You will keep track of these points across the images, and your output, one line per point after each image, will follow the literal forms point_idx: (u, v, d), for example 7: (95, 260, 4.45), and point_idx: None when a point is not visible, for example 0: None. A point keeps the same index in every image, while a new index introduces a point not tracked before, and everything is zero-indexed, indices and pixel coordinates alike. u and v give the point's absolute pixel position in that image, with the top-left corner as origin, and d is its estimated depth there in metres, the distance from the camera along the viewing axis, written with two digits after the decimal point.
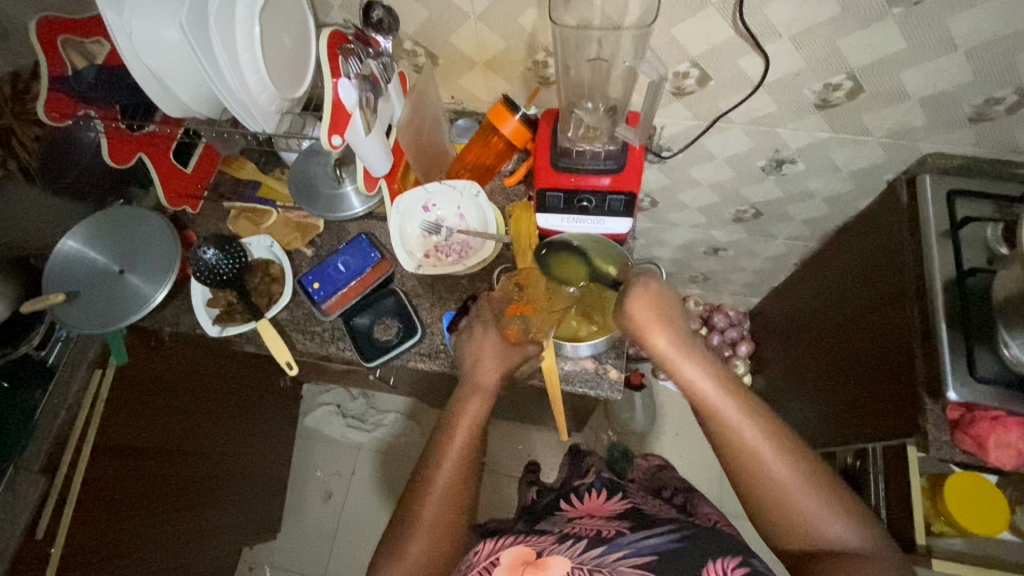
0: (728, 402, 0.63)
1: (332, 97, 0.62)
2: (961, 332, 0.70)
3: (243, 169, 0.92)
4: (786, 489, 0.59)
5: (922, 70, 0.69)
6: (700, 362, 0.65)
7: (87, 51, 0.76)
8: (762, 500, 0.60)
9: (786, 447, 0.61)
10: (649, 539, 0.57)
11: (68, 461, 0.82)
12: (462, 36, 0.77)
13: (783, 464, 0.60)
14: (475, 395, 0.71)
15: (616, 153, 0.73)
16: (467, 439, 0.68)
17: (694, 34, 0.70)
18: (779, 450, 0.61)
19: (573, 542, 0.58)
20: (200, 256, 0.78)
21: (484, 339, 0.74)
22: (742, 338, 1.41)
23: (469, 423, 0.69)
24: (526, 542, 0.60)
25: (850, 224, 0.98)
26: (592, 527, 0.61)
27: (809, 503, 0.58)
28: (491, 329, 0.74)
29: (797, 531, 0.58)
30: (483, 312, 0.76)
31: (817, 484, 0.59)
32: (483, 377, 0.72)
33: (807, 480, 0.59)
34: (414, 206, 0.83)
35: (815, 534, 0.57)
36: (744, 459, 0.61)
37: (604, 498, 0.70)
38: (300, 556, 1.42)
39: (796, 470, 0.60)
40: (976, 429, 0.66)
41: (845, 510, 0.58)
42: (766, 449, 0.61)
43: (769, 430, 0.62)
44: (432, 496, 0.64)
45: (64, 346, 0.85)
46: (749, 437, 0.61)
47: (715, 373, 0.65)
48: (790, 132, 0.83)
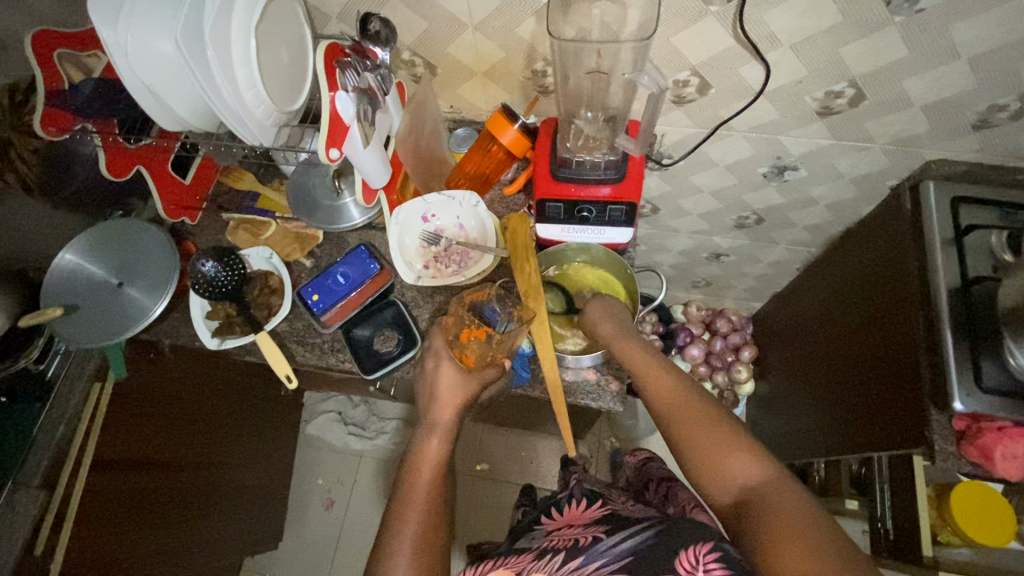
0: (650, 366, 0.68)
1: (329, 111, 0.61)
2: (966, 342, 0.70)
3: (242, 180, 0.90)
4: (694, 436, 0.59)
5: (926, 78, 0.68)
6: (632, 340, 0.71)
7: (85, 65, 0.76)
8: (688, 457, 0.60)
9: (703, 402, 0.62)
10: (623, 542, 0.55)
11: (67, 475, 0.82)
12: (461, 46, 0.76)
13: (702, 417, 0.61)
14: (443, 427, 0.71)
15: (616, 163, 0.72)
16: (435, 476, 0.65)
17: (695, 43, 0.69)
18: (695, 403, 0.62)
19: (551, 556, 0.58)
20: (199, 269, 0.78)
21: (440, 367, 0.72)
22: (745, 343, 1.37)
23: (433, 459, 0.66)
24: (505, 566, 0.60)
25: (854, 230, 0.98)
26: (570, 538, 0.60)
27: (719, 442, 0.58)
28: (444, 359, 0.73)
29: (712, 476, 0.57)
30: (435, 343, 0.74)
31: (734, 432, 0.58)
32: (442, 412, 0.70)
33: (721, 424, 0.59)
34: (413, 217, 0.82)
35: (730, 479, 0.56)
36: (666, 419, 0.63)
37: (584, 507, 0.69)
38: (302, 565, 1.42)
39: (713, 419, 0.60)
40: (982, 441, 0.66)
41: (754, 448, 0.57)
42: (683, 404, 0.63)
43: (685, 385, 0.65)
44: (412, 518, 0.61)
45: (62, 360, 0.84)
46: (668, 393, 0.65)
47: (651, 350, 0.70)
48: (792, 140, 0.82)
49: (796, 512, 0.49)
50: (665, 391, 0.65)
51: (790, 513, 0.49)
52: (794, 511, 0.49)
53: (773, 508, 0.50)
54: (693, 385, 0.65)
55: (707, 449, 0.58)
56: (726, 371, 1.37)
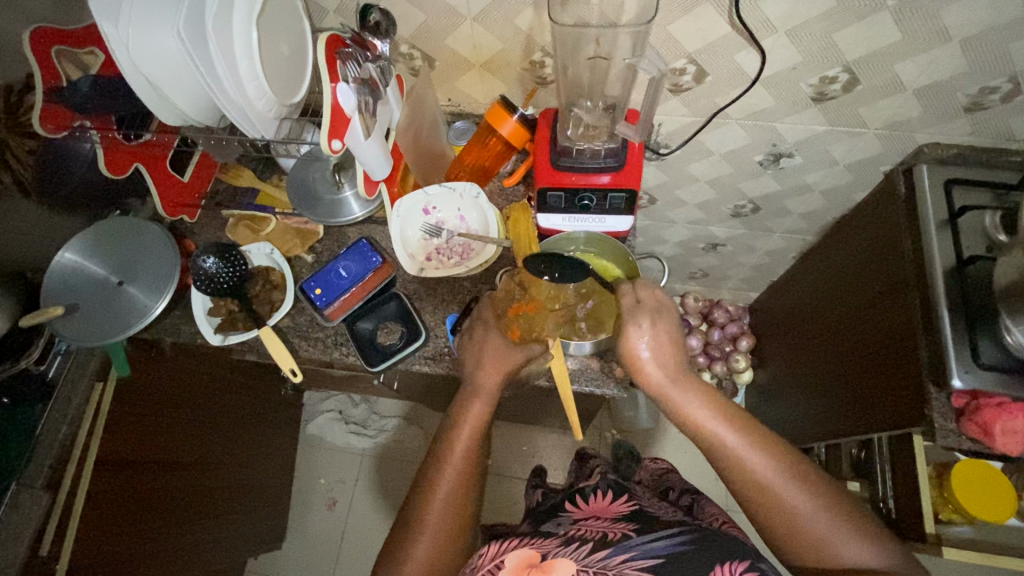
0: (730, 434, 0.62)
1: (331, 103, 0.62)
2: (963, 320, 0.71)
3: (241, 176, 0.91)
4: (800, 520, 0.58)
5: (918, 61, 0.69)
6: (709, 400, 0.65)
7: (82, 62, 0.76)
8: (782, 533, 0.59)
9: (795, 471, 0.60)
10: (657, 541, 0.57)
11: (70, 476, 0.81)
12: (459, 38, 0.77)
13: (803, 499, 0.58)
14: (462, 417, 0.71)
15: (616, 151, 0.73)
16: (467, 458, 0.66)
17: (692, 30, 0.70)
18: (789, 477, 0.60)
19: (577, 544, 0.58)
20: (199, 265, 0.78)
21: (486, 337, 0.73)
22: (743, 333, 1.40)
23: (474, 425, 0.69)
24: (530, 546, 0.60)
25: (849, 216, 0.99)
26: (598, 530, 0.61)
27: (826, 528, 0.57)
28: (493, 329, 0.73)
29: (815, 556, 0.57)
30: (483, 314, 0.75)
31: (834, 507, 0.58)
32: (487, 379, 0.71)
33: (827, 504, 0.58)
34: (415, 209, 0.82)
35: (833, 560, 0.56)
36: (757, 494, 0.60)
37: (609, 500, 0.70)
38: (305, 566, 1.41)
39: (820, 502, 0.58)
40: (981, 416, 0.67)
41: (860, 531, 0.57)
42: (783, 482, 0.59)
43: (770, 452, 0.61)
44: (437, 500, 0.64)
45: (64, 359, 0.84)
46: (755, 466, 0.60)
47: (727, 412, 0.64)
48: (787, 127, 0.83)
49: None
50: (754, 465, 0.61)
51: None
52: None
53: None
54: (778, 449, 0.62)
55: (815, 537, 0.57)
56: (724, 362, 1.38)
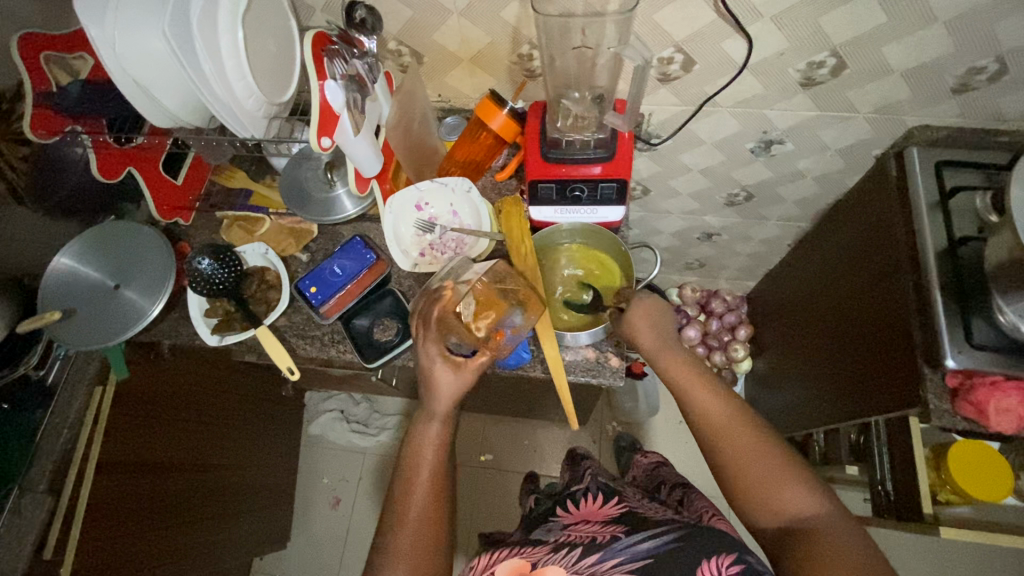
0: (697, 387, 0.68)
1: (320, 101, 0.62)
2: (956, 302, 0.71)
3: (234, 177, 0.92)
4: (747, 463, 0.62)
5: (905, 44, 0.70)
6: (680, 361, 0.70)
7: (71, 66, 0.76)
8: (738, 483, 0.62)
9: (753, 424, 0.65)
10: (643, 543, 0.57)
11: (72, 478, 0.81)
12: (446, 33, 0.77)
13: (757, 447, 0.62)
14: (437, 422, 0.69)
15: (606, 141, 0.74)
16: (436, 467, 0.67)
17: (677, 19, 0.70)
18: (746, 427, 0.64)
19: (568, 550, 0.59)
20: (195, 266, 0.78)
21: (434, 365, 0.68)
22: (741, 322, 1.40)
23: (437, 444, 0.68)
24: (519, 555, 0.61)
25: (842, 201, 0.99)
26: (589, 534, 0.62)
27: (774, 474, 0.60)
28: (439, 355, 0.69)
29: (763, 502, 0.60)
30: (427, 346, 0.69)
31: (789, 465, 0.61)
32: (438, 403, 0.68)
33: (777, 458, 0.61)
34: (407, 206, 0.82)
35: (780, 506, 0.59)
36: (718, 442, 0.64)
37: (600, 503, 0.70)
38: (311, 565, 1.42)
39: (778, 459, 0.61)
40: (974, 396, 0.68)
41: (806, 484, 0.59)
42: (740, 432, 0.64)
43: (731, 408, 0.66)
44: (411, 517, 0.63)
45: (63, 363, 0.85)
46: (716, 413, 0.66)
47: (701, 373, 0.69)
48: (777, 113, 0.84)
49: (846, 546, 0.52)
50: (716, 416, 0.66)
51: (838, 545, 0.52)
52: (837, 545, 0.52)
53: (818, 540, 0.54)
54: (739, 402, 0.67)
55: (762, 479, 0.60)
56: (723, 351, 1.39)
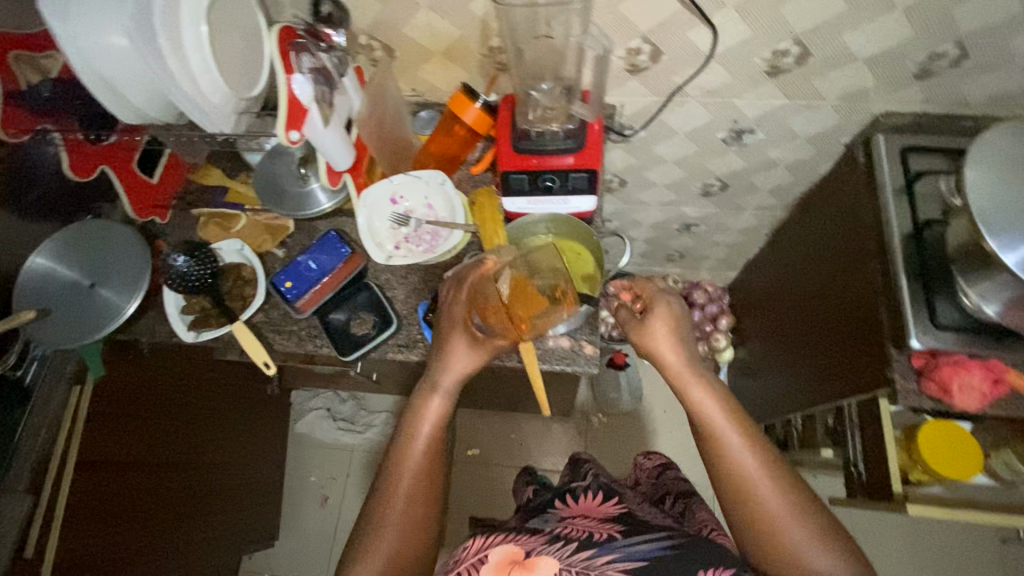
0: (733, 432, 0.63)
1: (287, 94, 0.63)
2: (920, 283, 0.73)
3: (211, 176, 0.92)
4: (777, 522, 0.57)
5: (866, 30, 0.71)
6: (710, 405, 0.65)
7: (40, 65, 0.75)
8: (759, 542, 0.58)
9: (784, 476, 0.60)
10: (640, 544, 0.58)
11: (52, 477, 0.82)
12: (416, 27, 0.77)
13: (791, 506, 0.58)
14: (438, 395, 0.69)
15: (575, 132, 0.75)
16: (431, 447, 0.67)
17: (642, 9, 0.71)
18: (781, 482, 0.60)
19: (563, 543, 0.60)
20: (171, 264, 0.80)
21: (452, 336, 0.70)
22: (722, 312, 1.41)
23: (433, 421, 0.68)
24: (515, 542, 0.61)
25: (815, 189, 1.00)
26: (584, 530, 0.62)
27: (805, 537, 0.56)
28: (460, 329, 0.70)
29: (788, 563, 0.56)
30: (454, 307, 0.71)
31: (820, 522, 0.58)
32: (444, 379, 0.69)
33: (796, 508, 0.58)
34: (382, 199, 0.83)
35: (803, 568, 0.56)
36: (743, 494, 0.60)
37: (599, 500, 0.71)
38: (300, 562, 1.42)
39: (799, 510, 0.58)
40: (939, 374, 0.70)
41: (831, 542, 0.57)
42: (773, 488, 0.59)
43: (765, 458, 0.61)
44: (401, 492, 0.63)
45: (40, 365, 0.84)
46: (750, 463, 0.61)
47: (735, 416, 0.64)
48: (746, 102, 0.85)
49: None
50: (746, 466, 0.61)
51: None
52: None
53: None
54: (772, 451, 0.62)
55: (791, 541, 0.57)
56: (705, 341, 1.40)
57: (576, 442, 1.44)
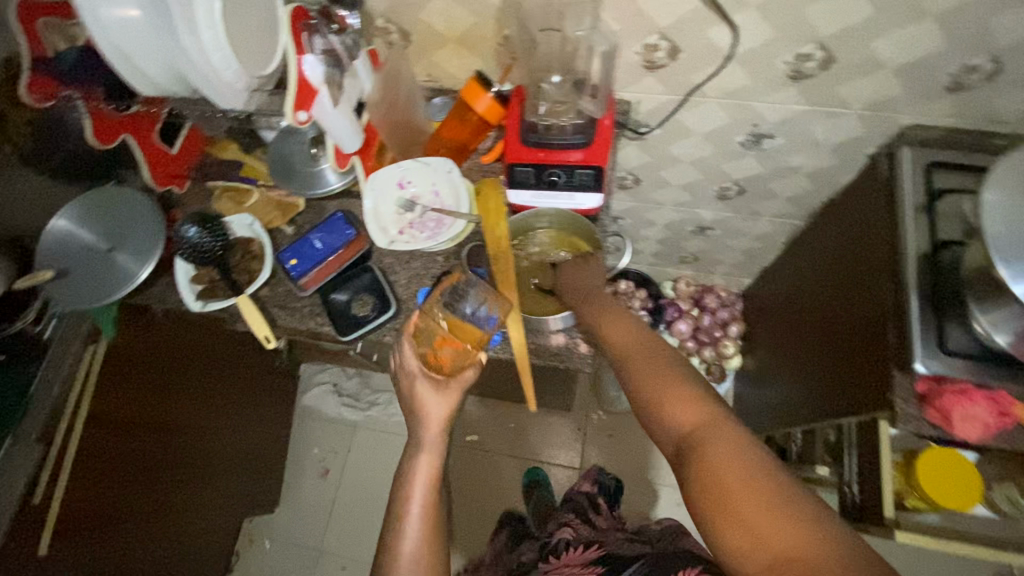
0: (608, 317, 0.72)
1: (298, 74, 0.65)
2: (931, 306, 0.71)
3: (228, 149, 0.95)
4: (641, 373, 0.64)
5: (895, 38, 0.68)
6: (601, 305, 0.74)
7: (69, 33, 0.77)
8: (643, 398, 0.63)
9: (652, 344, 0.68)
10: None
11: (64, 429, 0.87)
12: (432, 11, 0.77)
13: (653, 361, 0.65)
14: (424, 447, 0.72)
15: (584, 126, 0.73)
16: (428, 505, 0.70)
17: (660, 4, 0.69)
18: (647, 348, 0.67)
19: None
20: (184, 235, 0.82)
21: (415, 385, 0.74)
22: (733, 319, 1.39)
23: (428, 479, 0.71)
24: None
25: (835, 200, 0.97)
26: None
27: (660, 380, 0.62)
28: (417, 376, 0.74)
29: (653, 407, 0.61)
30: (405, 363, 0.75)
31: (681, 373, 0.63)
32: (427, 432, 0.73)
33: (674, 371, 0.63)
34: (388, 183, 0.84)
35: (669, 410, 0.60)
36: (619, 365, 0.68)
37: (581, 550, 0.81)
38: (298, 530, 1.46)
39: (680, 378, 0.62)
40: (942, 402, 0.67)
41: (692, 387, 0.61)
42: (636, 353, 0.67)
43: (638, 334, 0.70)
44: (405, 557, 0.66)
45: (59, 322, 0.87)
46: (618, 338, 0.70)
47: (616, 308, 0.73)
48: (766, 106, 0.82)
49: (730, 444, 0.54)
50: (620, 339, 0.70)
51: (712, 440, 0.55)
52: (718, 441, 0.54)
53: (712, 446, 0.54)
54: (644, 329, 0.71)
55: (647, 383, 0.63)
56: (712, 347, 1.38)
57: (575, 437, 1.44)
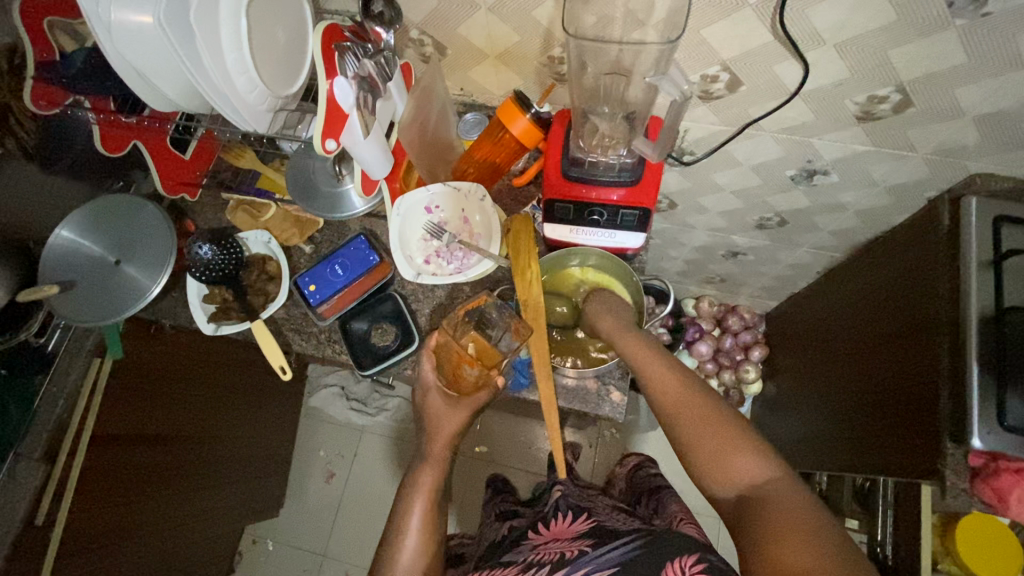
0: (654, 363, 0.65)
1: (326, 97, 0.57)
2: (992, 375, 0.66)
3: (243, 158, 0.85)
4: (699, 430, 0.59)
5: (983, 86, 0.62)
6: (642, 346, 0.67)
7: (77, 32, 0.72)
8: (695, 457, 0.58)
9: (704, 393, 0.62)
10: (611, 552, 0.55)
11: (66, 450, 0.82)
12: (472, 27, 0.70)
13: (708, 417, 0.59)
14: (427, 464, 0.74)
15: (633, 165, 0.69)
16: (424, 516, 0.70)
17: (727, 37, 0.63)
18: (699, 399, 0.61)
19: (535, 571, 0.58)
20: (195, 253, 0.76)
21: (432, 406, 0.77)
22: (756, 342, 1.35)
23: (427, 491, 0.72)
24: None
25: (883, 239, 0.92)
26: (556, 551, 0.60)
27: (720, 441, 0.57)
28: (432, 390, 0.77)
29: (715, 471, 0.56)
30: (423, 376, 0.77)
31: (743, 429, 0.58)
32: (434, 446, 0.75)
33: (729, 426, 0.58)
34: (416, 207, 0.78)
35: (733, 474, 0.55)
36: (669, 417, 0.62)
37: (570, 521, 0.67)
38: (302, 532, 1.45)
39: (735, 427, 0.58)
40: (998, 482, 0.65)
41: (756, 449, 0.56)
42: (687, 402, 0.61)
43: (688, 384, 0.63)
44: (403, 558, 0.67)
45: (63, 334, 0.85)
46: (666, 386, 0.63)
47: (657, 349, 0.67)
48: (825, 143, 0.76)
49: (793, 506, 0.50)
50: (671, 391, 0.63)
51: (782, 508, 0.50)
52: (791, 510, 0.49)
53: (773, 507, 0.50)
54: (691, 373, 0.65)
55: (709, 446, 0.58)
56: (733, 370, 1.34)
57: (587, 455, 1.41)
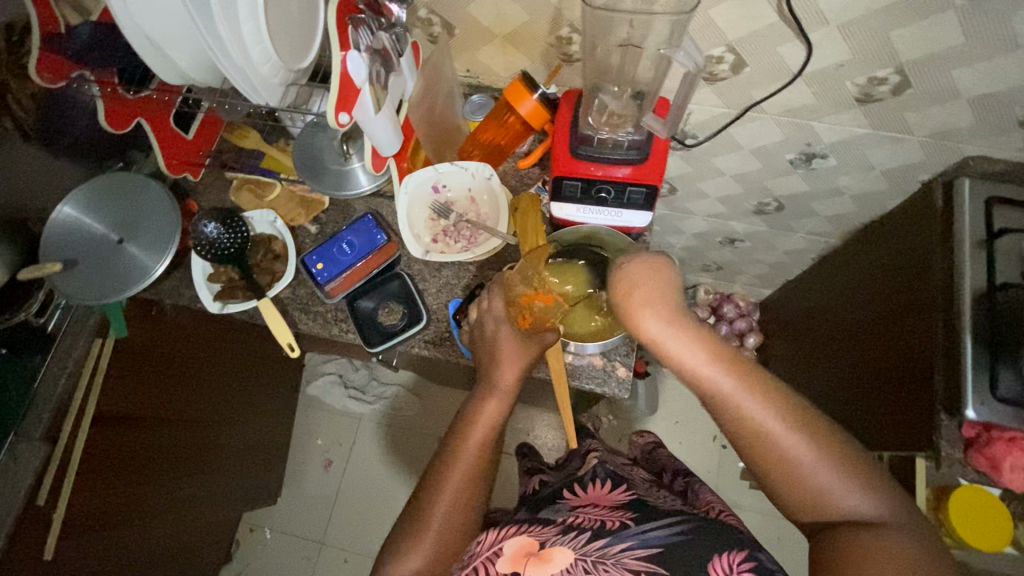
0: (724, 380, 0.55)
1: (341, 72, 0.58)
2: (986, 350, 0.68)
3: (246, 137, 0.88)
4: (790, 461, 0.53)
5: (979, 69, 0.64)
6: (708, 350, 0.56)
7: (82, 6, 0.70)
8: (777, 481, 0.54)
9: (782, 411, 0.54)
10: (655, 530, 0.57)
11: (69, 426, 0.81)
12: (482, 6, 0.71)
13: (795, 444, 0.53)
14: (495, 394, 0.67)
15: (640, 143, 0.70)
16: (466, 480, 0.62)
17: (734, 17, 0.64)
18: (783, 422, 0.53)
19: (575, 534, 0.59)
20: (201, 231, 0.76)
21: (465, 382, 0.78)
22: (750, 330, 1.38)
23: (488, 425, 0.65)
24: (527, 533, 0.62)
25: (878, 224, 0.94)
26: (597, 518, 0.61)
27: (815, 473, 0.52)
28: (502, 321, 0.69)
29: (808, 502, 0.53)
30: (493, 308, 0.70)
31: (840, 452, 0.53)
32: (501, 375, 0.67)
33: (822, 449, 0.53)
34: (423, 187, 0.79)
35: (830, 505, 0.52)
36: (746, 438, 0.55)
37: (607, 489, 0.68)
38: (300, 520, 1.44)
39: (810, 443, 0.53)
40: (991, 450, 0.66)
41: (858, 476, 0.52)
42: (772, 424, 0.53)
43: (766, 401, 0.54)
44: (433, 518, 0.60)
45: (63, 314, 0.83)
46: (743, 408, 0.54)
47: (721, 353, 0.56)
48: (826, 126, 0.78)
49: (900, 546, 0.48)
50: (747, 412, 0.54)
51: (883, 547, 0.48)
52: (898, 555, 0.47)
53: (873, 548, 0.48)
54: (761, 383, 0.55)
55: (808, 481, 0.52)
56: None
57: None
